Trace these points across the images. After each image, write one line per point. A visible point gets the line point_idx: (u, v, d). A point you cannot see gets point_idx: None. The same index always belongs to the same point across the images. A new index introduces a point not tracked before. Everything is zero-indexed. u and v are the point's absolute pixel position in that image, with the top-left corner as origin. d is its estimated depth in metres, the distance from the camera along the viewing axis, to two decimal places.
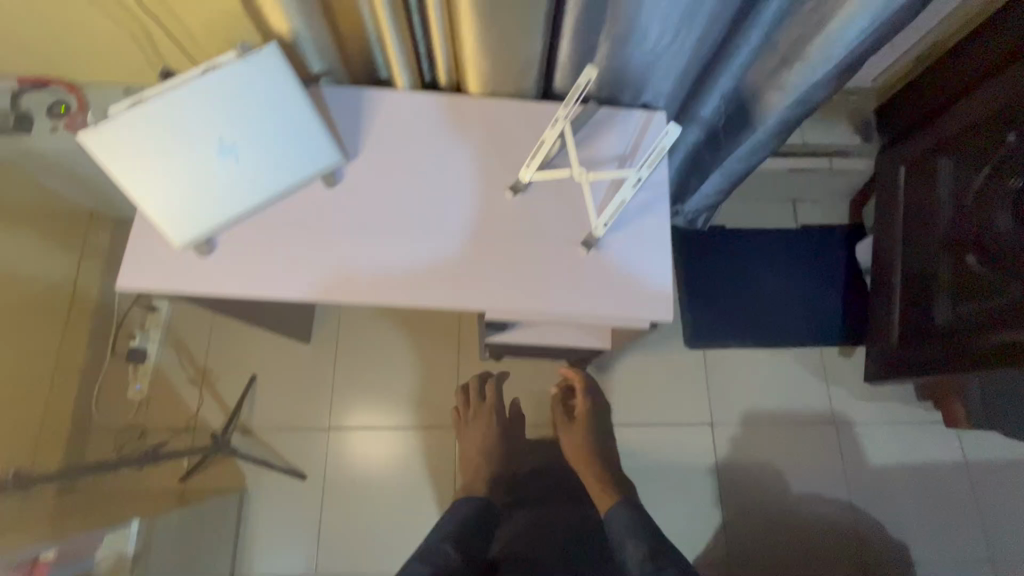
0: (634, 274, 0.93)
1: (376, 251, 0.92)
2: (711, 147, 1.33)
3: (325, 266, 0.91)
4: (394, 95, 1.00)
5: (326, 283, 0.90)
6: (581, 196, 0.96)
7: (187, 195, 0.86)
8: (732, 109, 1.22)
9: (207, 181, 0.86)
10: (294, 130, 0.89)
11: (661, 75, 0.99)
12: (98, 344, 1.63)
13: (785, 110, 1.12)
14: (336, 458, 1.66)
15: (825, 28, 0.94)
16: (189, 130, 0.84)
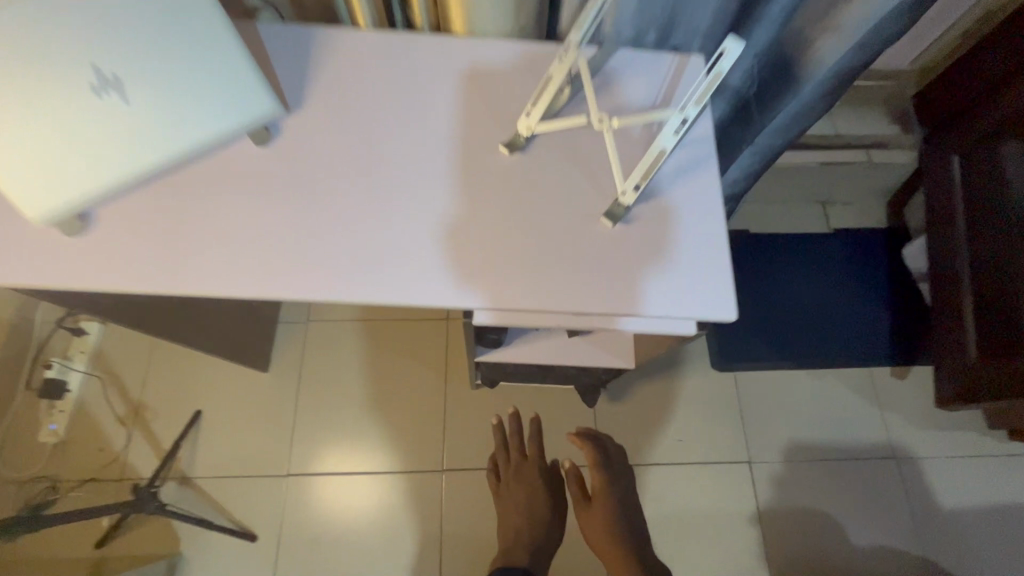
0: (679, 270, 0.67)
1: (323, 232, 0.67)
2: (741, 121, 1.10)
3: (246, 251, 0.66)
4: (352, 35, 0.77)
5: (250, 278, 0.65)
6: (597, 158, 0.72)
7: (43, 151, 0.60)
8: (770, 69, 0.99)
9: (75, 131, 0.61)
10: (214, 74, 0.64)
11: (692, 7, 0.76)
12: (9, 376, 1.36)
13: (840, 60, 0.88)
14: (296, 512, 1.36)
15: None
16: (43, 55, 0.55)
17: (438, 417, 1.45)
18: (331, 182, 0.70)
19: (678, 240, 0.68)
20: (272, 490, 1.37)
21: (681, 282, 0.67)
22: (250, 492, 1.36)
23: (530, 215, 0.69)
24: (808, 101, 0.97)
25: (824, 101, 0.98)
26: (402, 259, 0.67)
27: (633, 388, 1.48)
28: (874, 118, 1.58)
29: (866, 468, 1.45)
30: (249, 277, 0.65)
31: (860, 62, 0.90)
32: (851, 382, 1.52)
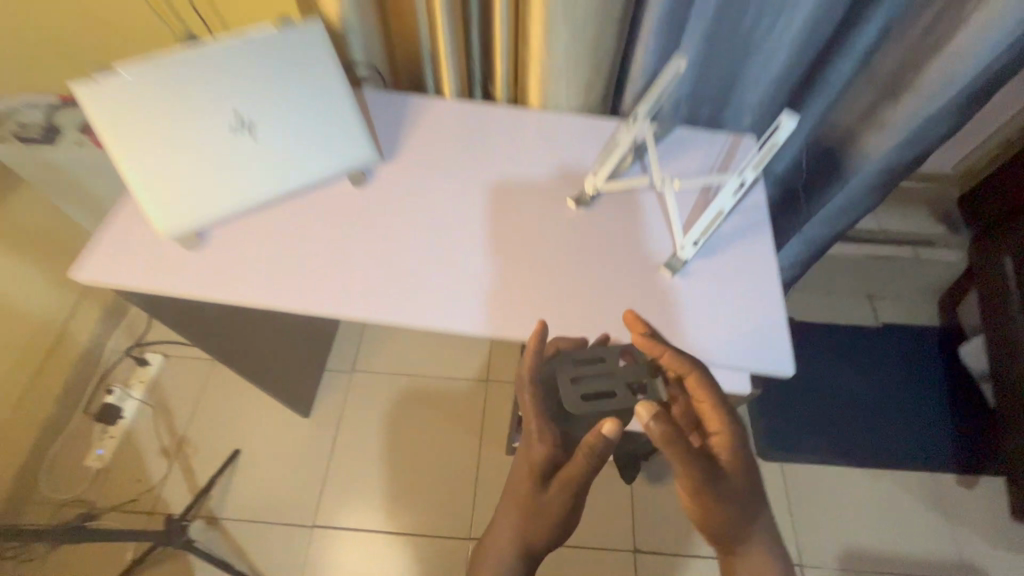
0: (745, 315, 0.71)
1: (393, 259, 0.74)
2: (787, 211, 1.16)
3: (336, 285, 0.71)
4: (442, 102, 0.87)
5: (371, 294, 0.71)
6: (641, 226, 0.77)
7: (176, 159, 0.70)
8: (815, 162, 1.06)
9: (201, 141, 0.70)
10: (313, 109, 0.75)
11: (747, 94, 0.87)
12: (73, 397, 1.43)
13: (891, 156, 0.93)
14: (315, 567, 1.31)
15: (945, 47, 0.80)
16: (201, 101, 0.70)
17: (470, 481, 1.42)
18: (433, 223, 0.77)
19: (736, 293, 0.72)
20: (297, 540, 1.34)
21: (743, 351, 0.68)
22: (276, 540, 1.33)
23: (604, 271, 0.73)
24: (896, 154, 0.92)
25: (909, 165, 0.95)
26: (482, 290, 0.72)
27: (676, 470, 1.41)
28: (918, 218, 1.66)
29: None
30: (356, 298, 0.70)
31: (953, 120, 0.87)
32: (914, 485, 1.42)
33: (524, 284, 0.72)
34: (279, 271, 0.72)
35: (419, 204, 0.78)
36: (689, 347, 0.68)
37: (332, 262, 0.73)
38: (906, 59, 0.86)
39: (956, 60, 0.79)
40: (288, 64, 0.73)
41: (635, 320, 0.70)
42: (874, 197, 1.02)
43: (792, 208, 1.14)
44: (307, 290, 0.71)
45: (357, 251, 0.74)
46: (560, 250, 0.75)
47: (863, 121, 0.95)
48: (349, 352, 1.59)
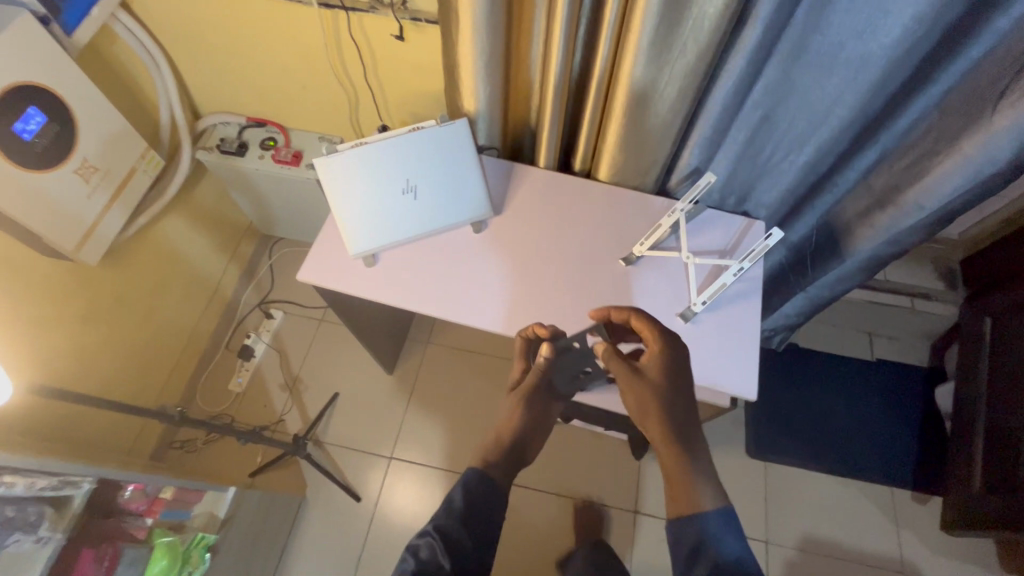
0: (728, 359, 1.03)
1: (495, 288, 1.09)
2: (797, 270, 1.38)
3: (457, 302, 1.08)
4: (536, 172, 1.21)
5: (481, 311, 1.07)
6: (666, 284, 1.09)
7: (367, 207, 1.06)
8: (824, 237, 1.27)
9: (383, 195, 1.06)
10: (454, 177, 1.09)
11: (763, 189, 1.14)
12: (219, 336, 1.86)
13: (878, 247, 1.14)
14: (391, 486, 1.73)
15: (921, 180, 0.99)
16: (387, 170, 1.05)
17: None
18: (524, 265, 1.12)
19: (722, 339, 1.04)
20: (379, 466, 1.76)
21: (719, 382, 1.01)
22: (363, 464, 1.75)
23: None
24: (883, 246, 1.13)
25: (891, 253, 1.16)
26: (557, 318, 1.07)
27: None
28: (923, 272, 1.90)
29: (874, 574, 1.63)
30: (475, 317, 1.07)
31: (928, 229, 1.07)
32: (873, 494, 1.72)
33: (582, 317, 1.06)
34: (424, 292, 1.08)
35: (516, 249, 1.13)
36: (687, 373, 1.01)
37: (459, 289, 1.09)
38: (894, 178, 1.05)
39: (924, 193, 1.00)
40: (443, 150, 1.07)
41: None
42: (862, 271, 1.24)
43: (801, 267, 1.36)
44: (442, 307, 1.07)
45: (473, 283, 1.10)
46: (610, 296, 1.09)
47: (862, 216, 1.15)
48: (426, 326, 1.96)
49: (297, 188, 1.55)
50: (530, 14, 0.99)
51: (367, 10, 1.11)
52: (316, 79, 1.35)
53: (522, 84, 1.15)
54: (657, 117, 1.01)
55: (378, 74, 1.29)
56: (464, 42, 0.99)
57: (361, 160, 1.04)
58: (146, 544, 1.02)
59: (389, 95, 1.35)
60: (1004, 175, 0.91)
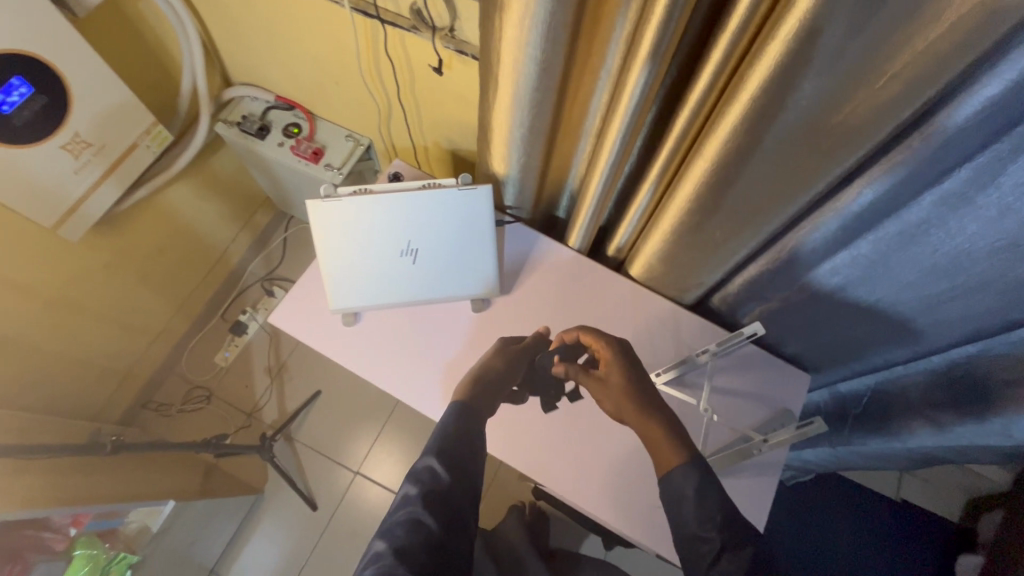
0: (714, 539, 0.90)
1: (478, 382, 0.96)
2: (835, 421, 1.19)
3: (432, 388, 0.96)
4: (562, 251, 1.05)
5: (455, 406, 0.94)
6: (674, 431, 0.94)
7: (358, 260, 0.93)
8: (873, 402, 1.07)
9: (378, 251, 0.93)
10: (464, 247, 0.95)
11: (813, 338, 0.97)
12: (217, 304, 1.81)
13: (932, 444, 0.94)
14: (349, 503, 1.67)
15: (1008, 406, 0.77)
16: (389, 226, 0.92)
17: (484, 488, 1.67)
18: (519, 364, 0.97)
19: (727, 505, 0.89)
20: (342, 479, 1.69)
21: None
22: (331, 471, 1.70)
23: (637, 455, 0.92)
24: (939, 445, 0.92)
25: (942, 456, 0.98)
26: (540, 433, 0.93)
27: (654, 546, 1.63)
28: None
29: None
30: (449, 409, 0.94)
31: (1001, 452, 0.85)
32: None
33: (570, 442, 0.93)
34: (402, 367, 0.96)
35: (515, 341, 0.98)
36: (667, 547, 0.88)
37: (441, 373, 0.96)
38: (977, 383, 0.82)
39: (1007, 421, 0.77)
40: (456, 216, 0.92)
41: (645, 500, 0.89)
42: (906, 455, 1.06)
43: (840, 422, 1.18)
44: (417, 390, 0.95)
45: (456, 369, 0.97)
46: (606, 422, 0.94)
47: (923, 404, 0.93)
48: None
49: (313, 184, 1.43)
50: (586, 88, 0.81)
51: (407, 29, 0.95)
52: (349, 80, 1.20)
53: (566, 151, 0.97)
54: (709, 243, 0.84)
55: (414, 91, 1.13)
56: (500, 105, 0.82)
57: (361, 211, 0.90)
58: (63, 554, 0.98)
59: (423, 115, 1.20)
60: None
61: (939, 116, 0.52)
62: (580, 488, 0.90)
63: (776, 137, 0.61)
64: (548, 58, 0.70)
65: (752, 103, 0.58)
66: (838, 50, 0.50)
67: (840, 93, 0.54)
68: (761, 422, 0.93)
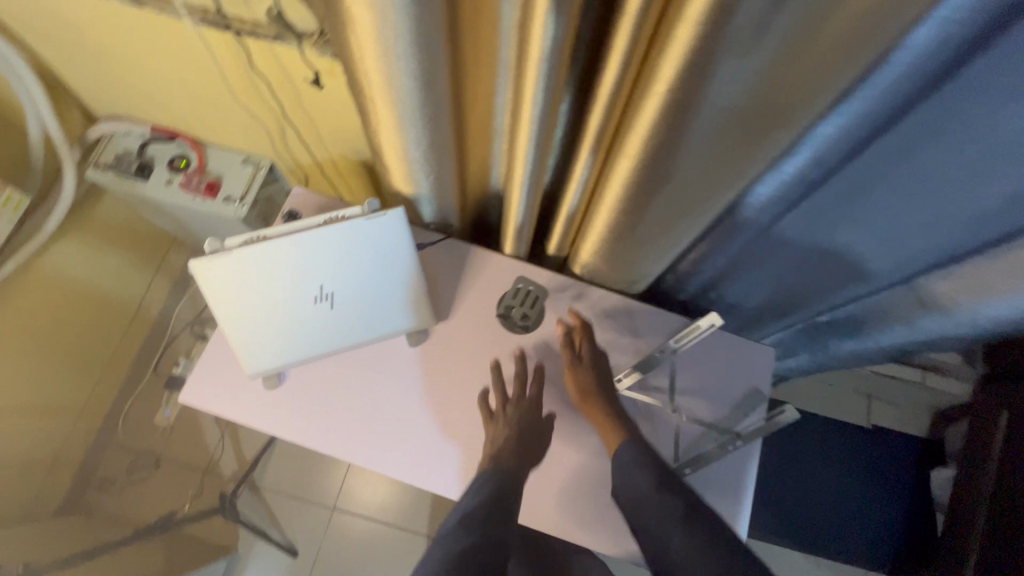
0: None
1: (431, 423, 0.87)
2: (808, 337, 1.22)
3: (382, 439, 0.86)
4: (498, 261, 0.95)
5: (409, 455, 0.86)
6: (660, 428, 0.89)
7: (269, 318, 0.82)
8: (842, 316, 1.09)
9: (289, 303, 0.82)
10: (387, 280, 0.84)
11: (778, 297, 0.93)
12: (144, 362, 1.65)
13: (902, 342, 0.98)
14: (330, 542, 1.59)
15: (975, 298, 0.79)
16: (296, 273, 0.80)
17: None
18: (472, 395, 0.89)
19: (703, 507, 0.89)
20: (319, 516, 1.61)
21: None
22: (306, 512, 1.60)
23: None
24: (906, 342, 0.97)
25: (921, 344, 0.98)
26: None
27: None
28: None
29: None
30: (403, 461, 0.86)
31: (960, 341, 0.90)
32: None
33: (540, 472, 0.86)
34: (342, 424, 0.86)
35: (462, 372, 0.90)
36: None
37: (388, 421, 0.87)
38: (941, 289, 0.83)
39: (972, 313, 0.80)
40: (371, 248, 0.82)
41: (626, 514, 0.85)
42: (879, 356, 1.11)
43: (813, 333, 1.18)
44: (364, 446, 0.86)
45: (404, 414, 0.88)
46: (574, 439, 0.88)
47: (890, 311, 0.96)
48: None
49: (217, 219, 1.27)
50: (486, 88, 0.70)
51: (271, 40, 0.81)
52: (227, 101, 1.05)
53: (482, 154, 0.86)
54: (652, 238, 0.76)
55: (302, 106, 0.99)
56: (387, 124, 0.70)
57: (258, 263, 0.78)
58: None
59: (322, 130, 1.06)
60: None
61: (871, 77, 0.44)
62: (552, 514, 0.86)
63: (704, 124, 0.52)
64: (429, 69, 0.58)
65: (669, 93, 0.48)
66: (759, 27, 0.41)
67: (766, 71, 0.45)
68: (731, 408, 0.89)
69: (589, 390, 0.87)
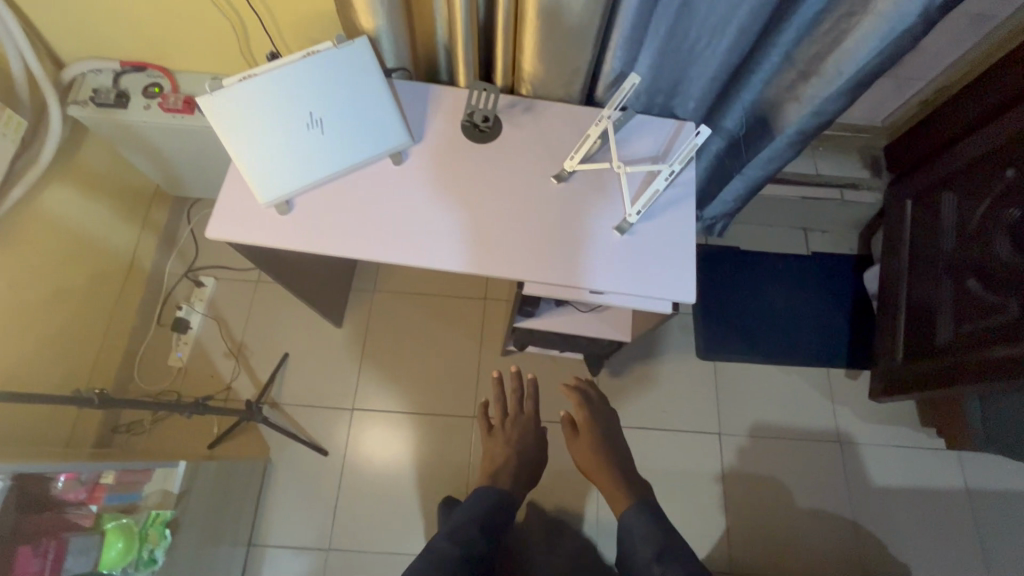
0: (666, 264, 1.03)
1: (423, 220, 1.03)
2: (732, 155, 1.47)
3: (385, 239, 1.01)
4: (455, 91, 1.12)
5: (410, 247, 1.01)
6: (617, 188, 1.07)
7: (270, 147, 0.97)
8: (753, 121, 1.35)
9: (285, 132, 0.97)
10: (364, 105, 1.00)
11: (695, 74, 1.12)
12: (147, 312, 1.75)
13: (801, 121, 1.25)
14: (356, 439, 1.73)
15: (842, 43, 1.08)
16: (288, 103, 0.96)
17: (473, 376, 1.81)
18: (453, 196, 1.06)
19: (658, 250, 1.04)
20: (340, 420, 1.74)
21: (659, 289, 1.01)
22: (329, 417, 1.74)
23: (580, 228, 1.04)
24: (807, 120, 1.24)
25: (816, 115, 1.23)
26: (489, 242, 1.03)
27: (616, 359, 1.83)
28: (849, 163, 1.89)
29: (814, 447, 1.78)
30: (403, 249, 1.01)
31: (842, 99, 1.17)
32: (812, 376, 1.85)
33: (524, 241, 1.03)
34: (346, 230, 1.01)
35: (441, 179, 1.06)
36: (628, 282, 1.02)
37: (383, 223, 1.03)
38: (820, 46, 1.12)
39: (846, 58, 1.09)
40: (346, 75, 0.98)
41: (599, 257, 1.03)
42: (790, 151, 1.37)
43: (737, 149, 1.44)
44: (367, 246, 1.01)
45: (400, 218, 1.03)
46: (546, 213, 1.05)
47: (788, 93, 1.24)
48: (370, 276, 1.91)
49: (196, 138, 1.40)
50: None
51: None
52: (192, 7, 1.19)
53: None
54: (573, 16, 0.94)
55: None
56: None
57: (255, 95, 0.94)
58: (95, 530, 1.01)
59: (281, 22, 1.21)
60: (912, 33, 1.02)
61: None
62: (537, 269, 1.01)
63: None
64: None
65: None
66: None
67: None
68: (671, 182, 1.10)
69: (581, 446, 1.46)
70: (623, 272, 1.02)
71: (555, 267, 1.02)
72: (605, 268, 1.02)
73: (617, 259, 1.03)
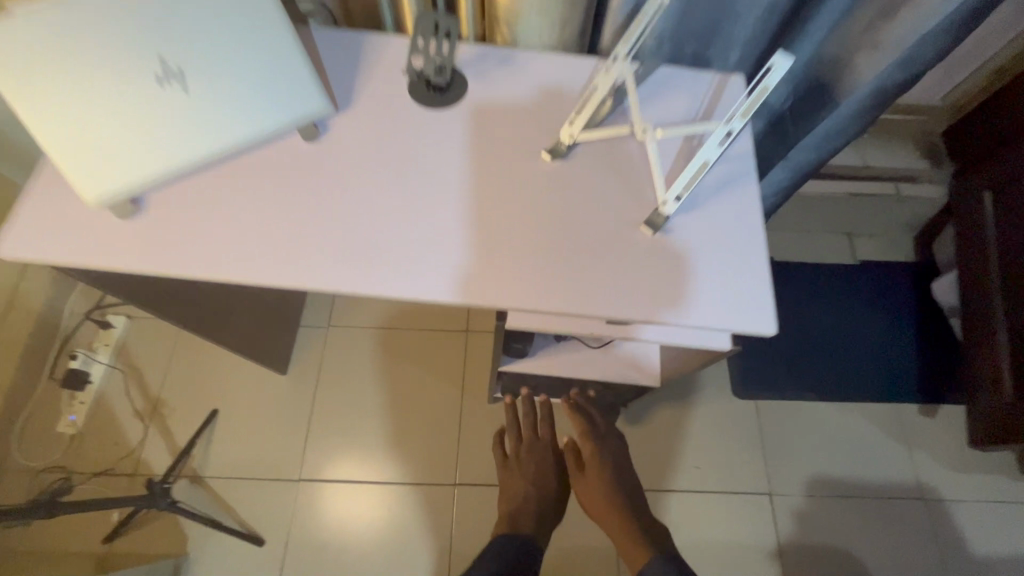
0: (728, 278, 0.67)
1: (346, 221, 0.68)
2: (777, 137, 1.12)
3: (285, 250, 0.66)
4: (401, 41, 0.78)
5: (325, 266, 0.65)
6: (639, 167, 0.72)
7: (93, 118, 0.60)
8: (807, 86, 1.01)
9: (118, 92, 0.60)
10: (252, 49, 0.63)
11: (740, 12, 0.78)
12: (34, 364, 1.37)
13: (880, 77, 0.90)
14: (302, 519, 1.33)
15: None
16: (116, 45, 0.57)
17: (453, 431, 1.43)
18: (395, 187, 0.70)
19: (712, 258, 0.68)
20: (282, 494, 1.35)
21: (722, 312, 0.66)
22: (267, 492, 1.34)
23: (587, 226, 0.69)
24: (888, 75, 0.89)
25: (902, 64, 0.87)
26: (448, 247, 0.67)
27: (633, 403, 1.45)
28: (903, 151, 1.58)
29: (891, 507, 1.39)
30: (307, 261, 0.65)
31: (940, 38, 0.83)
32: (878, 415, 1.48)
33: (507, 250, 0.67)
34: (223, 236, 0.66)
35: (377, 160, 0.71)
36: (670, 308, 0.66)
37: (281, 227, 0.67)
38: None
39: None
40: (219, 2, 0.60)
41: (621, 269, 0.67)
42: (860, 121, 1.02)
43: (782, 127, 1.10)
44: (250, 258, 0.66)
45: (313, 220, 0.68)
46: (537, 205, 0.69)
47: (860, 40, 0.89)
48: (324, 307, 1.54)
49: None
50: None
51: None
52: None
53: None
54: None
55: None
56: None
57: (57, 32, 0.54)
58: None
59: None
60: None
61: None
62: (528, 293, 0.65)
63: None
64: None
65: None
66: None
67: None
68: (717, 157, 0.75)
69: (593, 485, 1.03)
70: (659, 293, 0.66)
71: (553, 291, 0.66)
72: (634, 290, 0.66)
73: (649, 275, 0.67)
